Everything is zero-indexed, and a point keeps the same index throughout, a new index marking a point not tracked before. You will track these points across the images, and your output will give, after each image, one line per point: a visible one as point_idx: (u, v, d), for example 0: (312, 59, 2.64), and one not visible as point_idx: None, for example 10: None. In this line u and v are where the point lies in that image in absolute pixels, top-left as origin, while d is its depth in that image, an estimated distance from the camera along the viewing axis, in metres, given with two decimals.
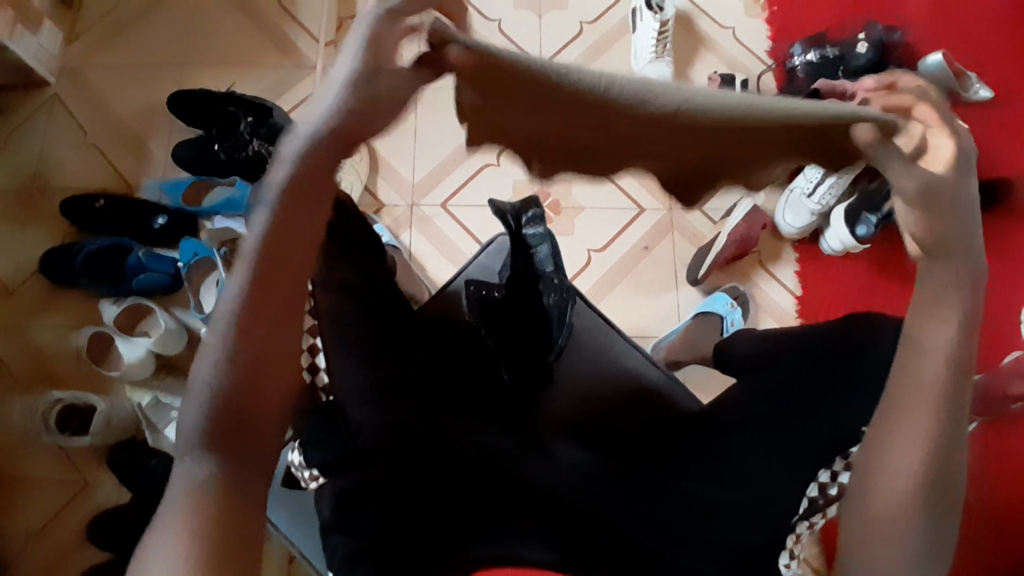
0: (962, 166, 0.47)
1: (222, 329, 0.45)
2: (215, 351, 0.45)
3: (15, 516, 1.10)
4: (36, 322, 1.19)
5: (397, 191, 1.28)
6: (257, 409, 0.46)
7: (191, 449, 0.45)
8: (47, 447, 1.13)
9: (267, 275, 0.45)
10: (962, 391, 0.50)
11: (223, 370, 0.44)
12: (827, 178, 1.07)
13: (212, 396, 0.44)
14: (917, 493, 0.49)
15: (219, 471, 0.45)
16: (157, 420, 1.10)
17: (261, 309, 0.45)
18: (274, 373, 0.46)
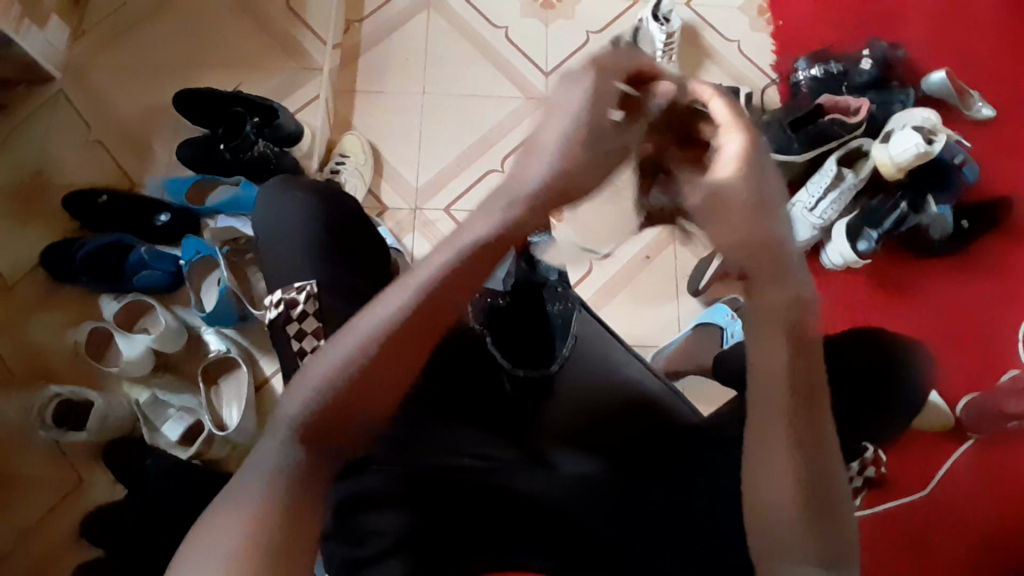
0: (747, 162, 0.57)
1: (356, 338, 0.52)
2: (342, 357, 0.51)
3: (8, 513, 1.10)
4: (35, 318, 1.19)
5: (400, 195, 1.28)
6: (350, 424, 0.51)
7: (282, 431, 0.49)
8: (42, 444, 1.12)
9: (417, 317, 0.53)
10: (813, 403, 0.52)
11: (340, 376, 0.50)
12: (830, 192, 1.08)
13: (318, 396, 0.50)
14: (790, 519, 0.50)
15: (300, 455, 0.49)
16: (154, 417, 1.12)
17: (400, 340, 0.52)
18: (378, 398, 0.53)
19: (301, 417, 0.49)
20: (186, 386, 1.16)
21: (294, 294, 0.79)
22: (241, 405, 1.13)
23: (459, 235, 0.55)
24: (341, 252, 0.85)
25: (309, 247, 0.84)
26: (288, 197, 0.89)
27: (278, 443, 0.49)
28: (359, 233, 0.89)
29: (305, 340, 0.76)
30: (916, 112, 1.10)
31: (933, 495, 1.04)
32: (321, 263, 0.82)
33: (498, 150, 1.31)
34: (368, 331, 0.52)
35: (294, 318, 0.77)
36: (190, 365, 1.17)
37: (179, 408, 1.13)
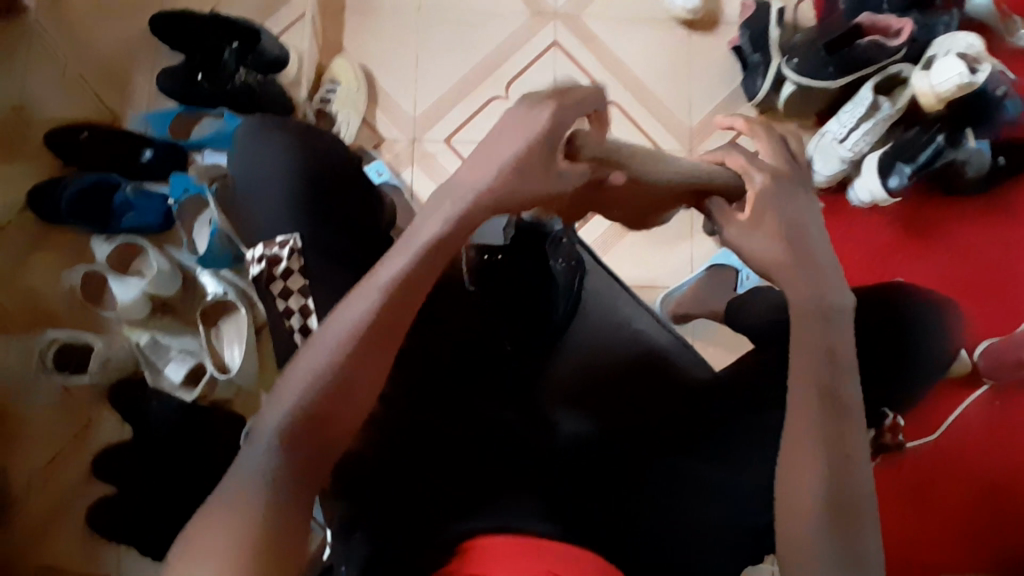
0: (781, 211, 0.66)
1: (329, 350, 0.51)
2: (318, 363, 0.50)
3: (21, 455, 1.12)
4: (27, 261, 1.16)
5: (397, 125, 1.21)
6: (333, 428, 0.50)
7: (263, 439, 0.48)
8: (47, 390, 1.12)
9: (381, 321, 0.52)
10: (842, 416, 0.53)
11: (315, 382, 0.50)
12: (864, 122, 1.01)
13: (298, 397, 0.49)
14: (811, 523, 0.50)
15: (279, 458, 0.47)
16: (156, 359, 1.10)
17: (374, 343, 0.52)
18: (361, 395, 0.52)
19: (284, 425, 0.48)
20: (187, 327, 1.14)
21: (277, 250, 0.78)
22: (241, 345, 1.10)
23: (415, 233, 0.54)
24: (331, 203, 0.82)
25: (293, 198, 0.81)
26: (263, 144, 0.84)
27: (258, 449, 0.48)
28: (351, 182, 0.86)
29: (291, 299, 0.76)
30: (961, 37, 0.99)
31: (941, 442, 1.03)
32: (306, 219, 0.80)
33: (502, 74, 1.21)
34: (339, 343, 0.51)
35: (279, 275, 0.76)
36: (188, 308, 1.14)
37: (180, 350, 1.11)
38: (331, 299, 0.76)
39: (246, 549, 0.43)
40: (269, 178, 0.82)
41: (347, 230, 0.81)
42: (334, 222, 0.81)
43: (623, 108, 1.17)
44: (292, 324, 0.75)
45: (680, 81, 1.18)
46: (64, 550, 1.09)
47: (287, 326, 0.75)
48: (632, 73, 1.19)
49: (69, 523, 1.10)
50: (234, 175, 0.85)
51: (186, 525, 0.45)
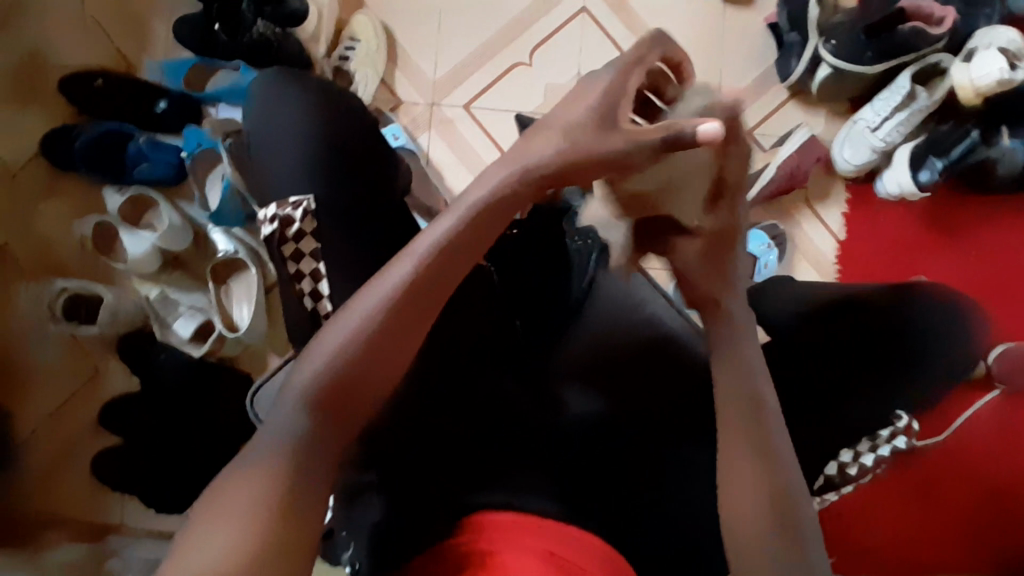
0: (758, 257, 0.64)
1: (364, 313, 0.53)
2: (356, 323, 0.52)
3: (28, 399, 1.13)
4: (38, 207, 1.15)
5: (416, 87, 1.18)
6: (363, 391, 0.52)
7: (291, 400, 0.49)
8: (56, 337, 1.13)
9: (418, 288, 0.54)
10: (771, 426, 0.52)
11: (350, 345, 0.51)
12: (898, 111, 0.99)
13: (333, 356, 0.51)
14: (762, 537, 0.48)
15: (309, 419, 0.49)
16: (165, 314, 1.10)
17: (409, 309, 0.54)
18: (393, 362, 0.53)
19: (314, 384, 0.50)
20: (197, 284, 1.12)
21: (290, 210, 0.76)
22: (250, 305, 1.10)
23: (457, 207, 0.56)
24: (348, 166, 0.80)
25: (310, 159, 0.79)
26: (280, 99, 0.82)
27: (287, 408, 0.49)
28: (366, 141, 0.83)
29: (303, 262, 0.74)
30: (1002, 31, 0.96)
31: (950, 442, 1.02)
32: (321, 179, 0.79)
33: (527, 40, 1.17)
34: (374, 307, 0.53)
35: (290, 237, 0.75)
36: (199, 264, 1.12)
37: (189, 307, 1.11)
38: (344, 268, 0.76)
39: (270, 506, 0.43)
40: (286, 135, 0.80)
41: (361, 194, 0.79)
42: (347, 188, 0.79)
43: None
44: (301, 287, 0.74)
45: (712, 56, 1.14)
46: (70, 495, 1.11)
47: (297, 290, 0.74)
48: None
49: (75, 468, 1.12)
50: (248, 133, 0.82)
51: (213, 483, 0.45)
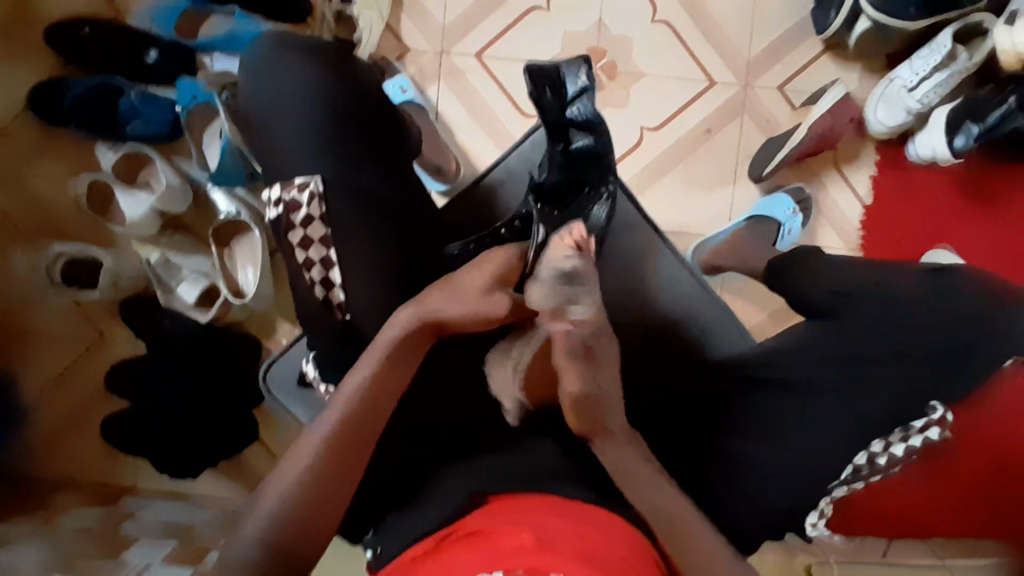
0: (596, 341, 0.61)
1: (298, 467, 0.55)
2: (295, 480, 0.54)
3: (33, 364, 1.12)
4: (30, 165, 1.09)
5: (424, 35, 1.10)
6: (309, 529, 0.54)
7: (245, 554, 0.52)
8: (58, 302, 1.11)
9: (342, 440, 0.56)
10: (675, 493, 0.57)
11: (290, 497, 0.54)
12: (939, 71, 0.93)
13: (276, 510, 0.54)
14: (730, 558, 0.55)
15: (265, 561, 0.52)
16: (168, 279, 1.06)
17: (340, 459, 0.55)
18: (335, 508, 0.55)
19: (265, 536, 0.53)
20: (200, 248, 1.08)
21: (295, 194, 0.71)
22: (256, 268, 1.05)
23: (369, 360, 0.59)
24: (354, 131, 0.74)
25: (313, 118, 0.73)
26: (279, 60, 0.75)
27: (242, 552, 0.53)
28: (371, 104, 0.76)
29: (310, 249, 0.71)
30: None
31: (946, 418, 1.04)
32: (330, 151, 0.72)
33: None
34: (305, 466, 0.55)
35: (297, 223, 0.71)
36: (201, 225, 1.09)
37: (193, 272, 1.06)
38: (354, 248, 0.71)
39: None
40: (287, 101, 0.73)
41: (370, 164, 0.74)
42: (354, 159, 0.73)
43: (677, 30, 1.06)
44: (312, 276, 0.71)
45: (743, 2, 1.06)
46: (86, 454, 1.13)
47: (307, 279, 0.71)
48: None
49: (88, 431, 1.13)
50: (245, 101, 0.76)
51: None
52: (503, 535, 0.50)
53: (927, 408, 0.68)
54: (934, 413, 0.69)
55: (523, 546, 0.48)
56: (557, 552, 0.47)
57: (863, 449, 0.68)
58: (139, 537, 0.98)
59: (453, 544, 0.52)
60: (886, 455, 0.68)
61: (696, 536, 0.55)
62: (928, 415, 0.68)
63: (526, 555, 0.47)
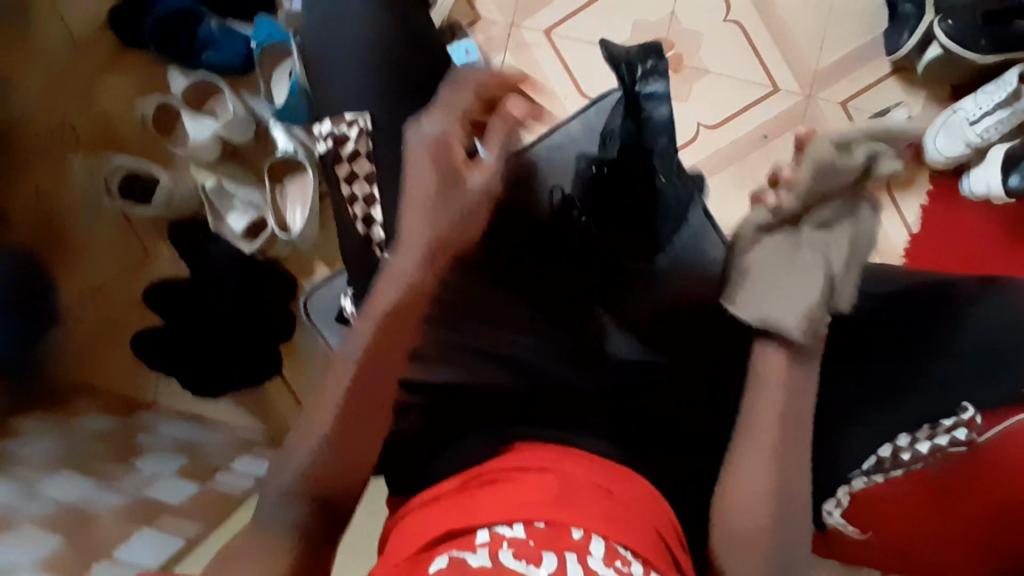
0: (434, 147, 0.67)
1: (321, 425, 0.61)
2: (322, 433, 0.61)
3: (76, 271, 1.15)
4: (102, 78, 1.13)
5: (498, 5, 1.12)
6: (342, 476, 0.61)
7: (285, 490, 0.59)
8: (107, 214, 1.14)
9: (358, 398, 0.61)
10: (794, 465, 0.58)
11: (320, 447, 0.60)
12: (1002, 107, 0.93)
13: (308, 459, 0.60)
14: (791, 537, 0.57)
15: (302, 501, 0.59)
16: (220, 206, 1.09)
17: (358, 415, 0.61)
18: (360, 459, 0.62)
19: (299, 479, 0.60)
20: (252, 178, 1.11)
21: (345, 130, 0.74)
22: (305, 208, 1.08)
23: (365, 319, 0.64)
24: (409, 69, 0.76)
25: (371, 46, 0.75)
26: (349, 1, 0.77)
27: (282, 490, 0.60)
28: (431, 51, 0.78)
29: (355, 184, 0.74)
30: None
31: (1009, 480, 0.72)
32: (393, 96, 0.74)
33: None
34: (329, 422, 0.61)
35: (345, 159, 0.74)
36: (256, 158, 1.12)
37: (244, 202, 1.09)
38: None
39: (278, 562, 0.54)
40: (352, 44, 0.75)
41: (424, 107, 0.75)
42: (405, 94, 0.74)
43: (747, 33, 1.07)
44: (354, 211, 0.74)
45: (818, 15, 1.06)
46: (113, 364, 1.15)
47: (349, 214, 0.74)
48: None
49: (119, 343, 1.16)
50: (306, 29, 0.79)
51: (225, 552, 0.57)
52: (526, 483, 0.54)
53: (959, 408, 0.65)
54: (965, 414, 0.64)
55: (543, 500, 0.52)
56: (576, 507, 0.51)
57: (888, 442, 0.65)
58: (151, 448, 1.03)
59: (482, 490, 0.56)
60: (911, 451, 0.65)
61: (750, 512, 0.57)
62: (961, 415, 0.64)
63: (544, 507, 0.51)
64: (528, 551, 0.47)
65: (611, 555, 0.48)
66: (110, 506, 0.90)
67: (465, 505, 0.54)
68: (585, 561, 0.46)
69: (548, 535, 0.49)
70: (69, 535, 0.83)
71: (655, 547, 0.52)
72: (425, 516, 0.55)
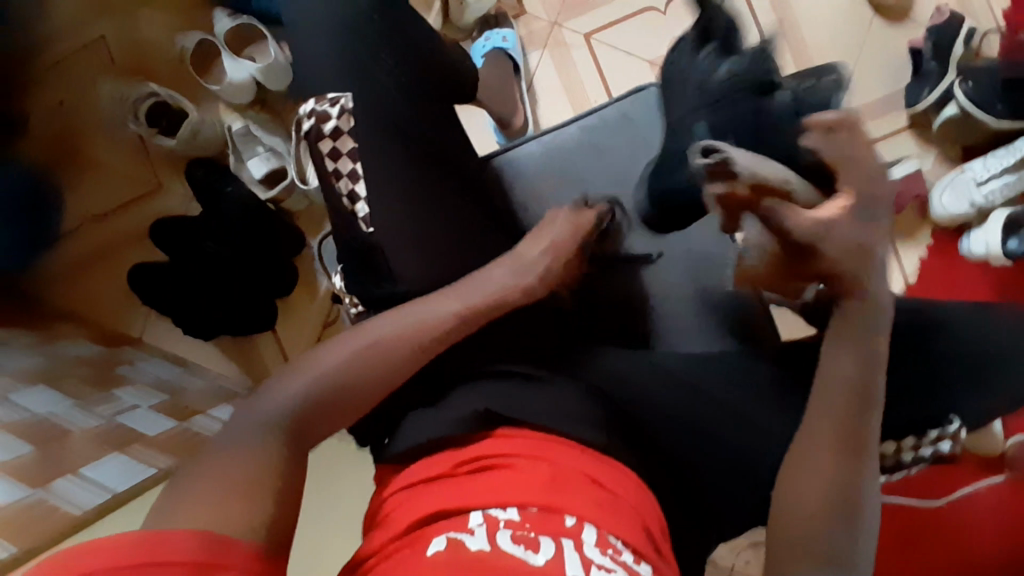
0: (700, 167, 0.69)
1: (323, 373, 0.58)
2: (314, 377, 0.58)
3: (85, 193, 1.15)
4: (146, 9, 1.15)
5: (543, 3, 1.16)
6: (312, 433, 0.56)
7: (256, 420, 0.54)
8: (128, 140, 1.15)
9: (375, 369, 0.59)
10: (854, 474, 0.52)
11: (312, 391, 0.57)
12: (1010, 171, 0.99)
13: (295, 398, 0.56)
14: (828, 539, 0.49)
15: (276, 439, 0.53)
16: (243, 151, 1.10)
17: (367, 380, 0.59)
18: (333, 421, 0.58)
19: (273, 415, 0.55)
20: (279, 129, 1.13)
21: (327, 107, 0.69)
22: None
23: (432, 303, 0.63)
24: (407, 47, 0.72)
25: (355, 27, 0.71)
26: None
27: (258, 418, 0.54)
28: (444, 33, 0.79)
29: (339, 161, 0.69)
30: None
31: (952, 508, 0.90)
32: (414, 65, 0.73)
33: None
34: (333, 367, 0.58)
35: (327, 134, 0.68)
36: (285, 110, 1.14)
37: (267, 149, 1.10)
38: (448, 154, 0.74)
39: (256, 489, 0.49)
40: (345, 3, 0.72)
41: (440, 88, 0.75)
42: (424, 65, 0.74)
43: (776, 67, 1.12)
44: (337, 188, 0.69)
45: (845, 60, 1.11)
46: (105, 292, 1.14)
47: (331, 189, 0.69)
48: (800, 33, 1.12)
49: (113, 272, 1.15)
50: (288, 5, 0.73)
51: (197, 466, 0.50)
52: (519, 467, 0.54)
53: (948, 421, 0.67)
54: (952, 426, 0.67)
55: (540, 483, 0.52)
56: (569, 494, 0.51)
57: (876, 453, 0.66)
58: (132, 381, 1.01)
59: (476, 472, 0.54)
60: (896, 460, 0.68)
61: (796, 512, 0.51)
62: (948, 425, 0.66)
63: (540, 493, 0.51)
64: (526, 535, 0.48)
65: (603, 544, 0.48)
66: (84, 426, 0.85)
67: (455, 489, 0.53)
68: (581, 549, 0.47)
69: (541, 519, 0.49)
70: (41, 446, 0.79)
71: (644, 540, 0.52)
72: (421, 496, 0.54)
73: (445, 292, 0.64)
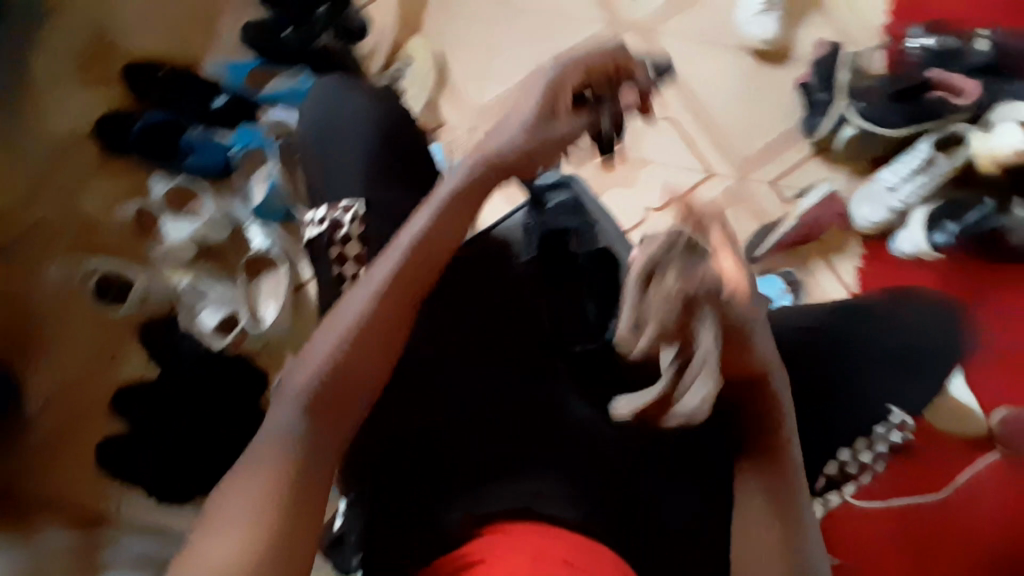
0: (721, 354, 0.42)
1: (317, 364, 0.55)
2: (313, 370, 0.55)
3: (39, 378, 1.14)
4: (87, 188, 1.20)
5: (460, 109, 1.23)
6: (334, 423, 0.54)
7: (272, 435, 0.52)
8: (78, 316, 1.16)
9: (363, 335, 0.57)
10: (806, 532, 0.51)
11: (313, 384, 0.54)
12: (919, 173, 1.06)
13: (302, 395, 0.54)
14: None
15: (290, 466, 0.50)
16: (193, 304, 1.12)
17: (365, 351, 0.57)
18: (339, 429, 0.54)
19: (288, 424, 0.53)
20: (226, 276, 1.14)
21: (339, 214, 0.77)
22: (276, 301, 1.11)
23: (430, 206, 0.63)
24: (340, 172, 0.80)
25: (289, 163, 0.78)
26: (342, 99, 0.86)
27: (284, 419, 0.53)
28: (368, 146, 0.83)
29: (345, 265, 0.76)
30: None
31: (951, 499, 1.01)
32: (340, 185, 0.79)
33: None
34: (326, 351, 0.56)
35: (337, 240, 0.76)
36: (232, 258, 1.15)
37: (217, 298, 1.12)
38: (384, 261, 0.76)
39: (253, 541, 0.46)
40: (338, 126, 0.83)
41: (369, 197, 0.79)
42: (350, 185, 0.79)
43: (683, 127, 1.19)
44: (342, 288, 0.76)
45: (744, 106, 1.20)
46: (68, 475, 1.10)
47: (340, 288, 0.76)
48: (696, 91, 1.21)
49: (75, 453, 1.11)
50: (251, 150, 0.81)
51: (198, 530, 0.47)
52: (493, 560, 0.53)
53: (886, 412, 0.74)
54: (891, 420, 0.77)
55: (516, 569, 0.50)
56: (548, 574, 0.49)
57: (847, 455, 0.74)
58: None
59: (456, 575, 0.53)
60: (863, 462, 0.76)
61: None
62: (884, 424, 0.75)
63: None
64: None
65: None
66: None
67: None
68: None
69: None
70: None
71: None
72: None
73: (432, 200, 0.63)
